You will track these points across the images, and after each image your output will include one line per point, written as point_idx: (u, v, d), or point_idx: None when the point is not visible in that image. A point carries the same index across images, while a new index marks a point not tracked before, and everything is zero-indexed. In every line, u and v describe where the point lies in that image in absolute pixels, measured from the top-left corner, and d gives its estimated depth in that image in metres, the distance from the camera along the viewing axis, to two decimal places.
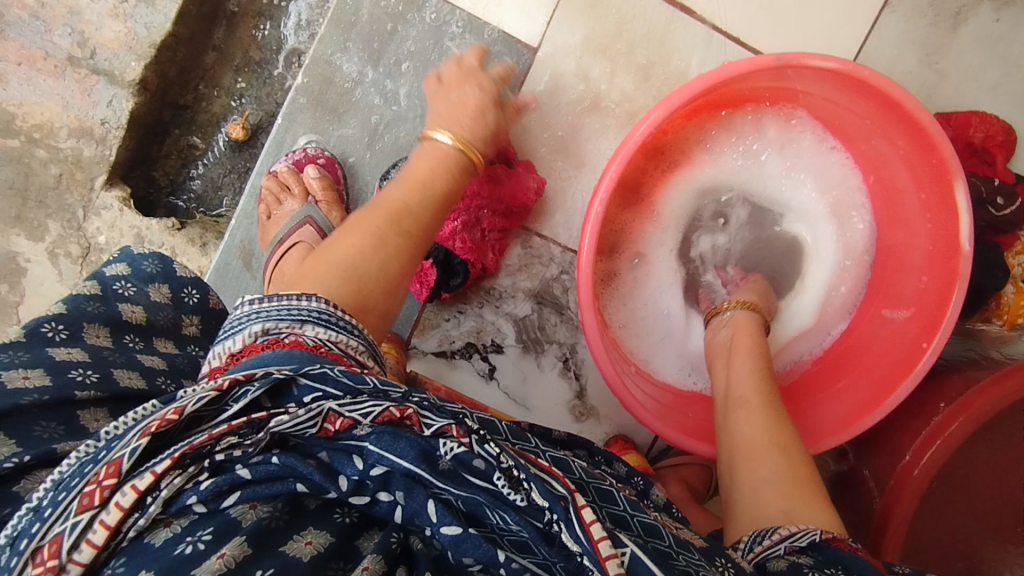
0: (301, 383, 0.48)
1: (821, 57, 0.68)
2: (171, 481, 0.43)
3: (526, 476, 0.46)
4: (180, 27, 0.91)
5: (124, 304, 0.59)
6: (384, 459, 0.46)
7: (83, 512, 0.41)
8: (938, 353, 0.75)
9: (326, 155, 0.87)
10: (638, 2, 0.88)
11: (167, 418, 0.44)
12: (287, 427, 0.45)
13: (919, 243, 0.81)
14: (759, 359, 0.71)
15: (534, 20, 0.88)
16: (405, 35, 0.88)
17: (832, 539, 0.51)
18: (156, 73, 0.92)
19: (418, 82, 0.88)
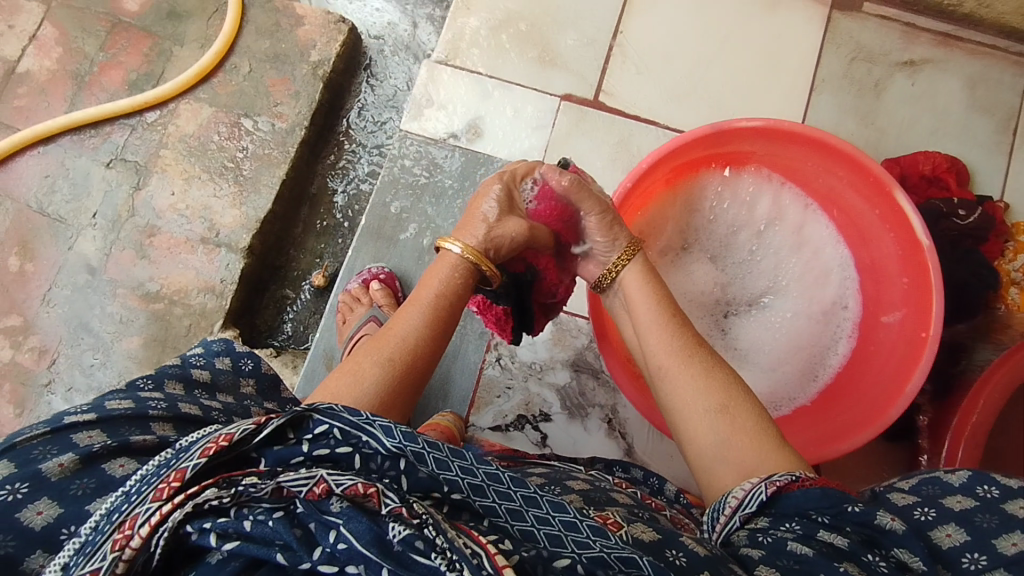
0: (315, 419, 0.51)
1: (746, 119, 0.89)
2: (207, 495, 0.46)
3: (457, 556, 0.44)
4: (277, 207, 1.23)
5: (197, 368, 0.68)
6: (343, 536, 0.44)
7: (155, 501, 0.47)
8: (937, 338, 0.84)
9: (387, 271, 1.10)
10: (611, 122, 1.13)
11: (220, 441, 0.49)
12: (288, 483, 0.47)
13: (890, 253, 0.94)
14: (655, 294, 0.80)
15: (534, 147, 1.13)
16: (438, 174, 1.13)
17: (777, 488, 0.57)
18: (261, 240, 1.22)
19: (451, 206, 1.12)
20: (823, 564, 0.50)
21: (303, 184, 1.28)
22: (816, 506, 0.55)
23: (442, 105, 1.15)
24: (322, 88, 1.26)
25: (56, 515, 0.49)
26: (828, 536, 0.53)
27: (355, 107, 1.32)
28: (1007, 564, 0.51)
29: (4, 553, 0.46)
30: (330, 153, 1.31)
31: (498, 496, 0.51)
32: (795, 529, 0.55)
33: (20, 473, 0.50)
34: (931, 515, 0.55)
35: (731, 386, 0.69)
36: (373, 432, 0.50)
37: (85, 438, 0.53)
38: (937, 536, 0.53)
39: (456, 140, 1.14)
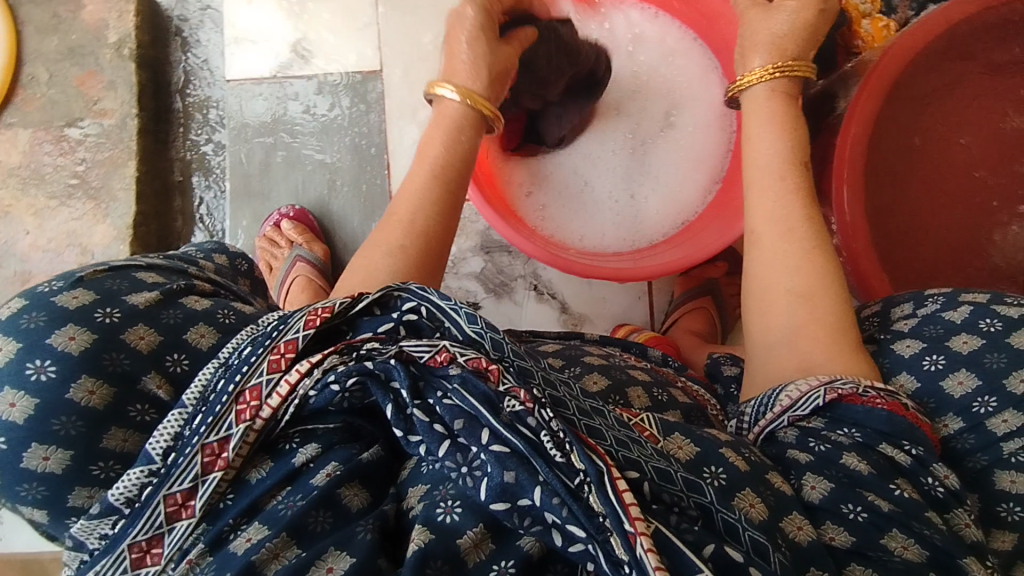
0: (402, 296, 0.55)
1: None
2: (331, 361, 0.51)
3: (569, 437, 0.47)
4: (142, 207, 1.17)
5: (201, 259, 0.82)
6: (458, 393, 0.50)
7: (273, 373, 0.50)
8: (797, 91, 0.85)
9: (297, 207, 1.05)
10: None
11: (322, 312, 0.52)
12: (410, 347, 0.51)
13: (734, 27, 0.94)
14: (770, 138, 0.73)
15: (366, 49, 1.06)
16: (280, 110, 1.06)
17: (838, 395, 0.57)
18: (141, 245, 1.17)
19: (307, 138, 1.06)
20: (877, 484, 0.53)
21: (165, 174, 1.23)
22: (878, 426, 0.57)
23: (259, 38, 1.07)
24: (137, 69, 1.17)
25: (158, 341, 0.53)
26: (887, 451, 0.56)
27: (182, 79, 1.24)
28: (969, 367, 0.60)
29: (121, 368, 0.50)
30: (178, 135, 1.24)
31: (569, 395, 0.52)
32: (853, 435, 0.57)
33: (108, 300, 0.53)
34: (940, 363, 0.61)
35: (823, 271, 0.66)
36: (456, 321, 0.53)
37: (149, 277, 0.59)
38: (949, 384, 0.60)
39: (284, 71, 1.07)
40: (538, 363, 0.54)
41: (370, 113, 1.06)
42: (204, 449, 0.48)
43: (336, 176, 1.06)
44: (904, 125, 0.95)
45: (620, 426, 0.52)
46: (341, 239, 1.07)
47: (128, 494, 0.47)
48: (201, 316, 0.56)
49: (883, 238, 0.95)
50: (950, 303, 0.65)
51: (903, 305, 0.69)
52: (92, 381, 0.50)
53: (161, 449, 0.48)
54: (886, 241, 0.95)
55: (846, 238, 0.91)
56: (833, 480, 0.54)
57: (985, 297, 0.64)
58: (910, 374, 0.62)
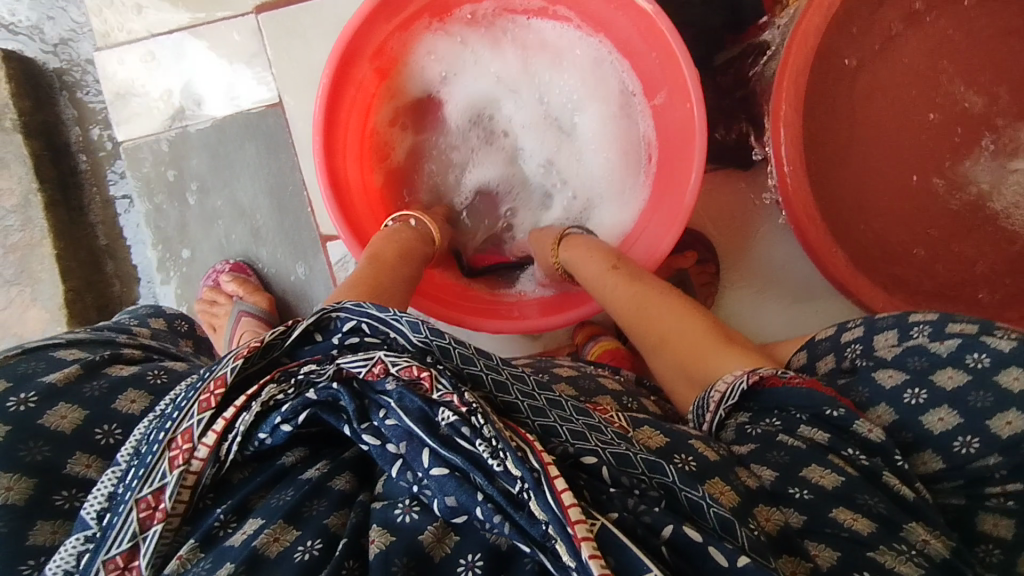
0: (340, 315, 0.53)
1: None
2: (269, 392, 0.49)
3: (502, 444, 0.45)
4: (71, 283, 1.12)
5: (135, 326, 0.77)
6: (394, 412, 0.48)
7: (205, 411, 0.48)
8: (701, 101, 0.79)
9: (231, 261, 1.00)
10: (321, 11, 0.98)
11: (249, 347, 0.51)
12: (347, 364, 0.50)
13: (626, 29, 0.87)
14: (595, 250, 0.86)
15: (261, 82, 0.99)
16: (184, 164, 1.00)
17: (760, 378, 0.62)
18: (80, 322, 1.12)
19: (219, 188, 1.00)
20: (814, 458, 0.56)
21: (87, 242, 1.17)
22: (799, 404, 0.60)
23: (142, 89, 0.99)
24: (25, 139, 1.09)
25: (83, 416, 0.55)
26: (810, 431, 0.59)
27: (80, 139, 1.16)
28: (949, 400, 0.59)
29: (41, 459, 0.52)
30: (91, 198, 1.17)
31: (523, 394, 0.51)
32: (777, 424, 0.61)
33: (20, 387, 0.57)
34: (923, 398, 0.60)
35: (677, 311, 0.76)
36: (400, 328, 0.52)
37: (67, 353, 0.62)
38: (930, 420, 0.59)
39: (179, 120, 0.99)
40: (487, 357, 0.52)
41: (281, 151, 1.00)
42: (138, 504, 0.46)
43: (260, 224, 1.01)
44: (852, 81, 0.84)
45: (577, 416, 0.51)
46: (279, 288, 1.02)
47: (66, 567, 0.46)
48: (128, 383, 0.60)
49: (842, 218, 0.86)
50: (938, 334, 0.63)
51: (886, 332, 0.67)
52: (66, 407, 0.55)
53: (95, 514, 0.47)
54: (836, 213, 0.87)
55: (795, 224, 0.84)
56: (777, 467, 0.56)
57: (974, 328, 0.62)
58: (887, 406, 0.61)
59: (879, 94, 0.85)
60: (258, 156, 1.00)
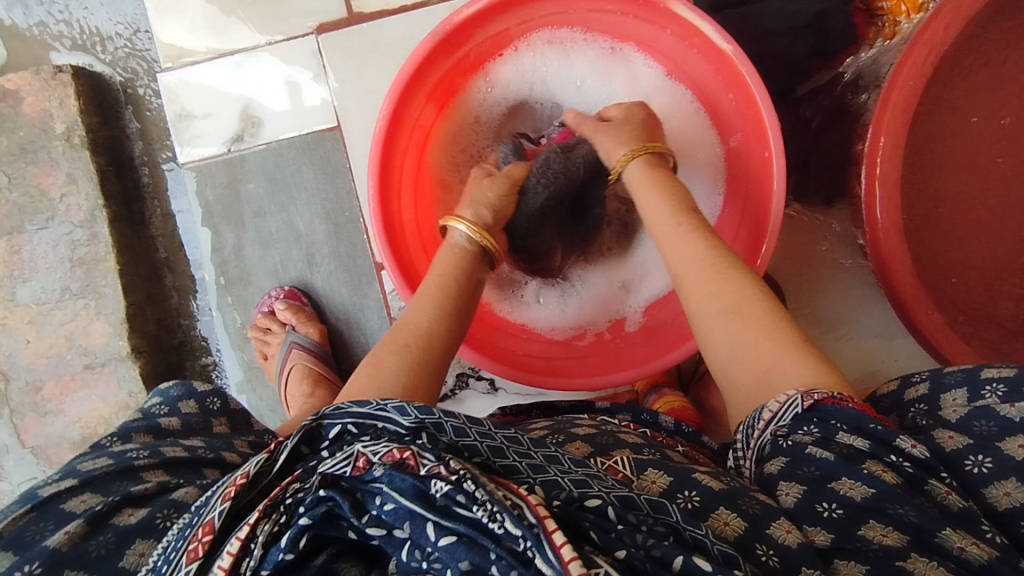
0: (325, 423, 0.50)
1: (466, 8, 0.74)
2: (263, 530, 0.46)
3: (497, 507, 0.42)
4: (132, 298, 1.14)
5: (164, 418, 0.73)
6: (388, 496, 0.45)
7: (192, 563, 0.47)
8: (781, 154, 0.72)
9: (286, 287, 0.99)
10: (380, 34, 0.94)
11: (237, 482, 0.48)
12: (329, 469, 0.47)
13: (701, 71, 0.79)
14: (670, 192, 0.69)
15: (320, 104, 0.97)
16: (241, 187, 0.99)
17: (817, 400, 0.51)
18: (140, 337, 1.14)
19: (275, 212, 0.98)
20: (846, 470, 0.48)
21: (148, 255, 1.18)
22: (847, 423, 0.51)
23: (203, 110, 0.98)
24: (92, 155, 1.10)
25: None
26: (849, 440, 0.50)
27: (143, 153, 1.17)
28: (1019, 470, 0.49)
29: None
30: (153, 211, 1.18)
31: (520, 454, 0.48)
32: (814, 432, 0.51)
33: (25, 557, 0.53)
34: (987, 467, 0.49)
35: (772, 332, 0.57)
36: (387, 417, 0.48)
37: (78, 505, 0.57)
38: (993, 495, 0.49)
39: (239, 143, 0.98)
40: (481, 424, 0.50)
41: (338, 176, 0.98)
42: None
43: (315, 249, 0.99)
44: (959, 126, 0.76)
45: (577, 467, 0.48)
46: (332, 313, 1.01)
47: None
48: (137, 532, 0.55)
49: (962, 281, 0.78)
50: (1015, 396, 0.53)
51: (955, 391, 0.56)
52: None
53: None
54: (955, 284, 0.78)
55: (901, 305, 0.76)
56: (806, 481, 0.48)
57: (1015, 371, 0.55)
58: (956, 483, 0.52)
59: (986, 140, 0.76)
60: (314, 179, 0.98)
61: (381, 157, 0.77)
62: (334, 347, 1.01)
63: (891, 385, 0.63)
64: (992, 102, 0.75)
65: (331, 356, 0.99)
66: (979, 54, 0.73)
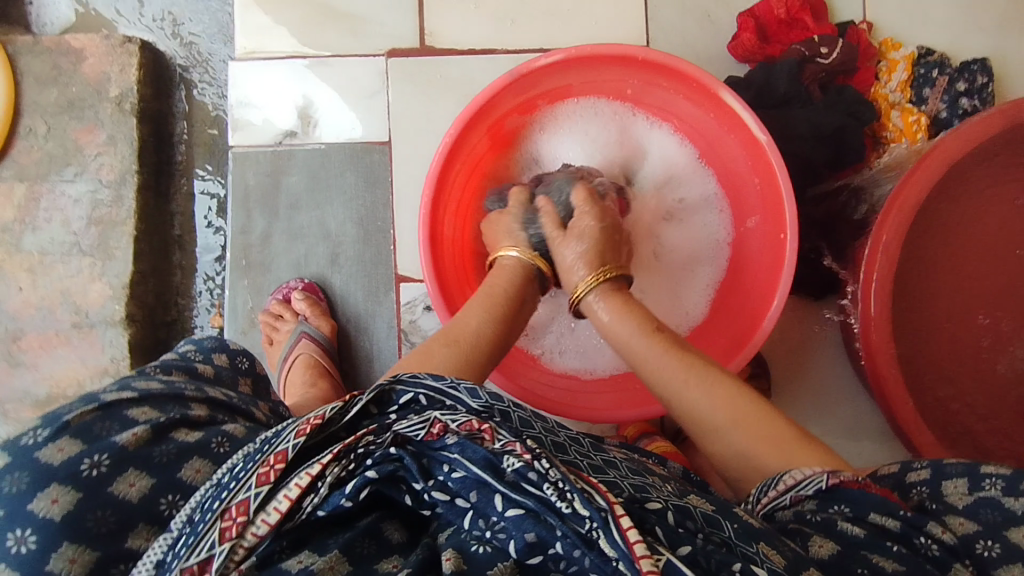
0: (399, 390, 0.54)
1: (542, 56, 0.81)
2: (333, 471, 0.49)
3: (569, 487, 0.47)
4: (140, 266, 1.14)
5: (198, 364, 0.78)
6: (461, 466, 0.50)
7: (262, 485, 0.48)
8: (796, 237, 0.80)
9: (305, 281, 1.02)
10: (445, 70, 1.03)
11: (313, 420, 0.50)
12: (403, 429, 0.52)
13: (736, 153, 0.88)
14: (643, 315, 0.74)
15: (376, 120, 1.03)
16: (284, 179, 1.03)
17: (841, 482, 0.56)
18: (137, 305, 1.14)
19: (310, 208, 1.03)
20: (873, 545, 0.53)
21: (164, 228, 1.19)
22: (868, 499, 0.55)
23: (263, 102, 1.04)
24: (137, 123, 1.13)
25: (150, 485, 0.54)
26: (879, 519, 0.54)
27: (183, 131, 1.20)
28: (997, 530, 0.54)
29: (104, 530, 0.51)
30: (178, 187, 1.20)
31: (580, 454, 0.56)
32: (845, 511, 0.55)
33: (93, 447, 0.54)
34: (995, 552, 0.53)
35: (764, 422, 0.63)
36: (458, 396, 0.54)
37: (140, 414, 0.59)
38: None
39: (291, 139, 1.03)
40: (542, 421, 0.57)
41: (379, 187, 1.03)
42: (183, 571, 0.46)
43: (340, 250, 1.03)
44: (942, 241, 0.89)
45: (632, 475, 0.55)
46: (343, 314, 1.03)
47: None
48: (194, 449, 0.57)
49: (929, 377, 0.89)
50: None
51: (956, 479, 0.58)
52: (134, 474, 0.54)
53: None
54: (921, 378, 0.89)
55: (881, 390, 0.86)
56: (839, 543, 0.53)
57: None
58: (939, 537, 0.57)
59: (963, 255, 0.89)
60: (354, 185, 1.03)
61: (438, 174, 0.83)
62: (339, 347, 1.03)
63: None
64: (970, 221, 0.88)
65: (336, 353, 1.01)
66: (965, 186, 0.86)
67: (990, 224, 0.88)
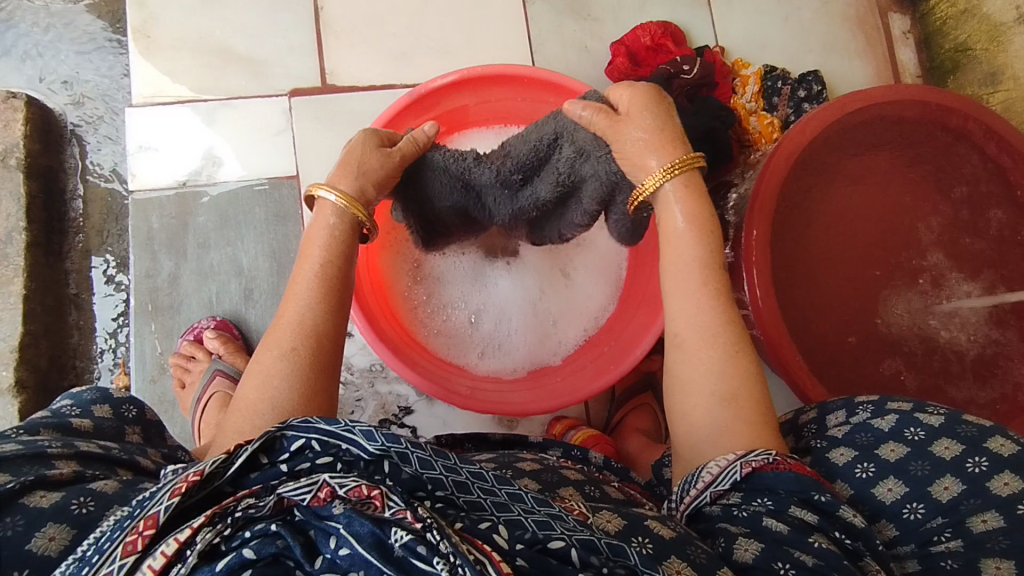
0: (289, 435, 0.50)
1: (437, 78, 0.88)
2: (204, 537, 0.45)
3: (460, 561, 0.44)
4: (31, 326, 1.07)
5: (75, 418, 0.74)
6: (343, 542, 0.45)
7: (127, 556, 0.45)
8: None
9: (218, 319, 1.00)
10: (349, 105, 1.08)
11: (190, 478, 0.48)
12: (288, 492, 0.47)
13: None
14: (709, 233, 0.70)
15: (282, 155, 1.05)
16: (189, 220, 1.02)
17: (754, 467, 0.59)
18: (29, 370, 1.06)
19: (220, 246, 1.02)
20: (798, 541, 0.54)
21: (58, 287, 1.13)
22: (789, 488, 0.59)
23: (165, 146, 1.03)
24: (25, 178, 1.09)
25: None
26: (800, 513, 0.57)
27: (77, 186, 1.16)
28: (893, 471, 0.66)
29: None
30: (73, 243, 1.15)
31: (485, 492, 0.51)
32: (768, 504, 0.58)
33: None
34: (870, 471, 0.67)
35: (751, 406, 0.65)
36: (352, 439, 0.50)
37: None
38: (880, 491, 0.66)
39: (195, 179, 1.03)
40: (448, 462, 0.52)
41: (290, 220, 1.04)
42: None
43: (254, 286, 1.02)
44: (810, 222, 1.00)
45: (538, 507, 0.52)
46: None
47: None
48: (49, 516, 0.51)
49: (813, 350, 0.98)
50: (879, 411, 0.71)
51: (835, 412, 0.74)
52: None
53: None
54: (809, 351, 0.98)
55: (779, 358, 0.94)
56: (763, 542, 0.54)
57: (909, 405, 0.71)
58: (844, 482, 0.67)
59: (832, 230, 1.00)
60: (264, 221, 1.03)
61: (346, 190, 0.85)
62: None
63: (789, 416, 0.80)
64: (827, 205, 1.01)
65: None
66: (818, 175, 0.99)
67: (848, 205, 1.01)
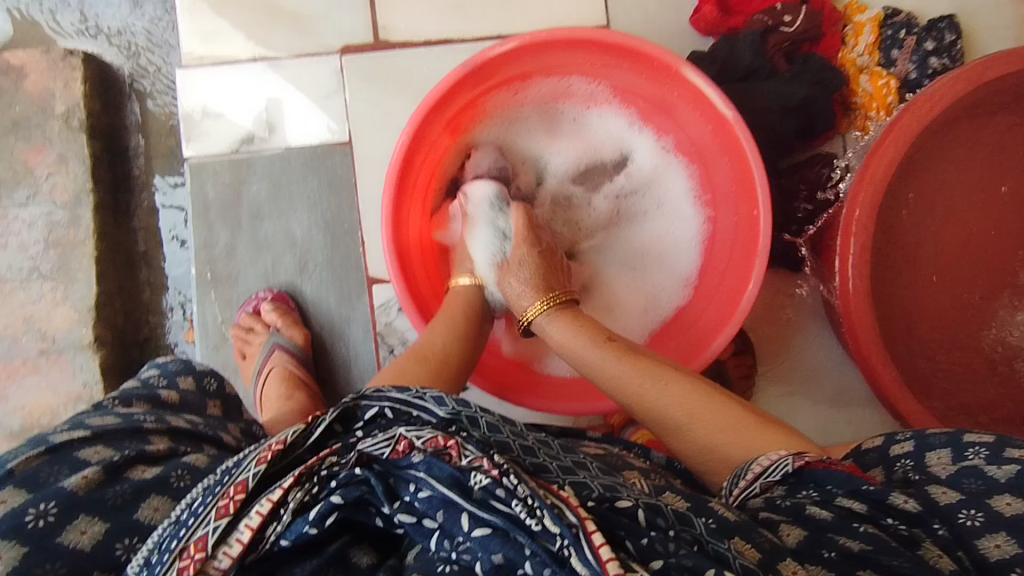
0: (363, 405, 0.54)
1: (496, 46, 0.78)
2: (296, 496, 0.47)
3: (538, 503, 0.44)
4: (104, 286, 1.10)
5: (163, 390, 0.74)
6: (428, 486, 0.47)
7: (221, 518, 0.45)
8: (769, 215, 0.78)
9: (275, 291, 0.99)
10: (402, 63, 1.00)
11: (275, 446, 0.49)
12: (368, 448, 0.50)
13: (703, 131, 0.86)
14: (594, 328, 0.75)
15: (334, 119, 1.00)
16: (244, 187, 1.00)
17: (807, 463, 0.56)
18: (105, 327, 1.10)
19: (275, 215, 0.99)
20: (843, 527, 0.51)
21: (127, 245, 1.15)
22: (835, 485, 0.55)
23: (217, 110, 1.00)
24: (88, 139, 1.09)
25: (102, 530, 0.50)
26: (847, 502, 0.53)
27: (137, 143, 1.15)
28: (1008, 528, 0.50)
29: None
30: (138, 203, 1.16)
31: (550, 457, 0.51)
32: (813, 495, 0.55)
33: (38, 497, 0.51)
34: (979, 521, 0.51)
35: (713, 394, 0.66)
36: (425, 405, 0.53)
37: (92, 455, 0.57)
38: (986, 546, 0.50)
39: (249, 145, 1.00)
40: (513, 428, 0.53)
41: (344, 189, 1.00)
42: None
43: (310, 257, 1.00)
44: (916, 210, 0.87)
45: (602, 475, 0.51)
46: (317, 321, 1.01)
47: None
48: (152, 487, 0.55)
49: (908, 353, 0.88)
50: (998, 458, 0.55)
51: (940, 450, 0.58)
52: (85, 520, 0.50)
53: None
54: (902, 353, 0.88)
55: (866, 363, 0.85)
56: (807, 528, 0.51)
57: None
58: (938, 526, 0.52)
59: (943, 218, 0.87)
60: (317, 189, 1.00)
61: (396, 175, 0.80)
62: (316, 355, 1.01)
63: (875, 440, 0.64)
64: (941, 189, 0.87)
65: (311, 364, 0.98)
66: (933, 155, 0.85)
67: (966, 191, 0.87)
